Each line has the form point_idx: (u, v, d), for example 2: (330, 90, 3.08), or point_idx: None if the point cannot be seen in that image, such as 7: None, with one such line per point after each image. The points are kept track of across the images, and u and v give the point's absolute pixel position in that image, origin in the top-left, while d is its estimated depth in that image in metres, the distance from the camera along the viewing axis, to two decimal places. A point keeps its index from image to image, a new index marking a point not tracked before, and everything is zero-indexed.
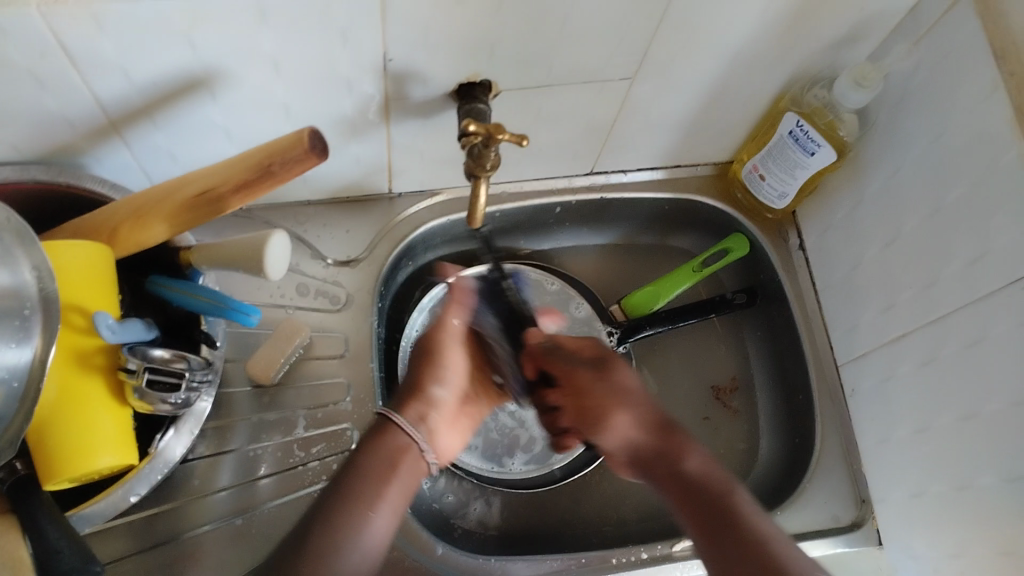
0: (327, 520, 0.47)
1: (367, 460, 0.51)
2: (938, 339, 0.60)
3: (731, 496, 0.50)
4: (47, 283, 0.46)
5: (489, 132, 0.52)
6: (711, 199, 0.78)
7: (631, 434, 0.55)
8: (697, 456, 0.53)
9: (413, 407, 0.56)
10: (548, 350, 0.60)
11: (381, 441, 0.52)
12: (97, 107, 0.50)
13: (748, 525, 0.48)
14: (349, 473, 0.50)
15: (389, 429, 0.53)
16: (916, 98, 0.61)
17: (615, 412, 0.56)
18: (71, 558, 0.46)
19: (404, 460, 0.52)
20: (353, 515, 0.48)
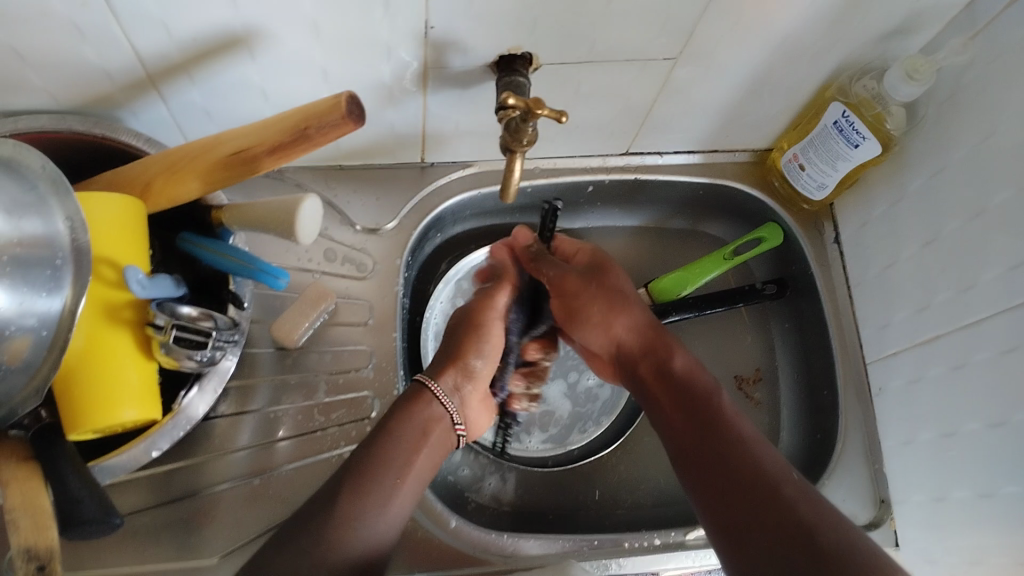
0: (358, 488, 0.50)
1: (397, 431, 0.54)
2: (972, 344, 0.59)
3: (737, 424, 0.53)
4: (79, 234, 0.45)
5: (529, 106, 0.51)
6: (747, 186, 0.77)
7: (620, 334, 0.63)
8: (683, 355, 0.59)
9: (449, 376, 0.60)
10: (539, 256, 0.67)
11: (414, 412, 0.56)
12: (136, 60, 0.50)
13: (752, 452, 0.51)
14: (383, 438, 0.54)
15: (424, 399, 0.57)
16: (967, 95, 0.59)
17: (607, 314, 0.63)
18: (92, 508, 0.47)
19: (433, 432, 0.56)
20: (386, 482, 0.51)
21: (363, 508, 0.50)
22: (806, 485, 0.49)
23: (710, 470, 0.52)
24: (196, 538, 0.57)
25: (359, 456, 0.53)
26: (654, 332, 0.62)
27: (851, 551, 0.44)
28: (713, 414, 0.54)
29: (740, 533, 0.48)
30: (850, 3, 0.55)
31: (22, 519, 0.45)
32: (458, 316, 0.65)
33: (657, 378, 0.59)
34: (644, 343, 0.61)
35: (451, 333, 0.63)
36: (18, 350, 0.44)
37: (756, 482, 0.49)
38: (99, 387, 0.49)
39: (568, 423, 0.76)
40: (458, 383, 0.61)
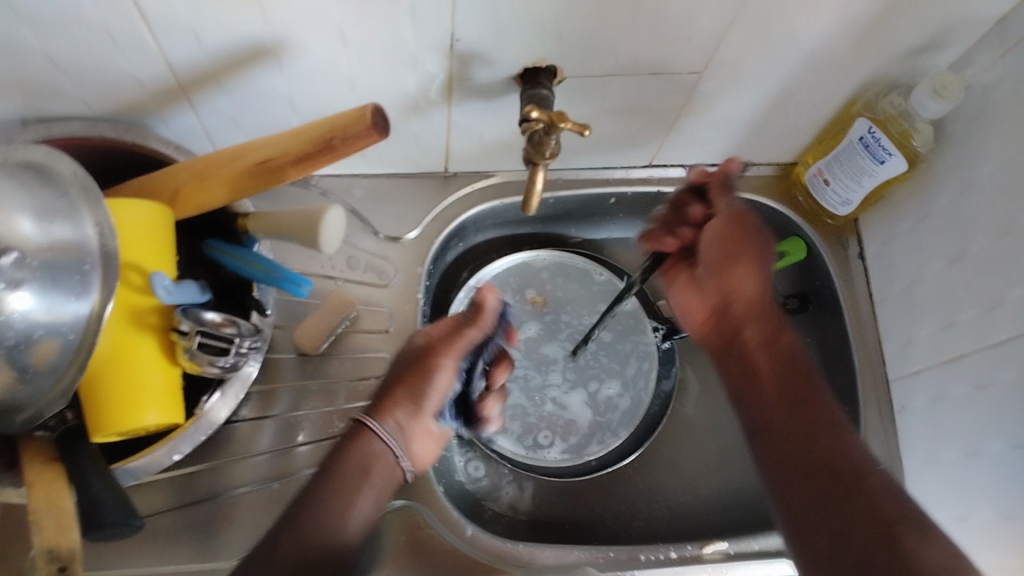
0: (303, 511, 0.50)
1: (341, 459, 0.53)
2: (997, 364, 0.58)
3: (829, 410, 0.52)
4: (108, 240, 0.46)
5: (551, 120, 0.52)
6: (770, 200, 0.77)
7: (747, 292, 0.58)
8: (789, 334, 0.57)
9: (390, 412, 0.55)
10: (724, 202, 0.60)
11: (355, 445, 0.54)
12: (167, 69, 0.51)
13: (838, 438, 0.50)
14: (330, 461, 0.53)
15: (365, 432, 0.54)
16: (996, 112, 0.59)
17: (743, 268, 0.58)
18: (114, 511, 0.49)
19: (377, 466, 0.54)
20: (335, 492, 0.51)
21: (306, 527, 0.49)
22: (888, 476, 0.48)
23: (792, 453, 0.51)
24: (215, 540, 0.57)
25: (308, 485, 0.52)
26: (768, 307, 0.58)
27: (922, 552, 0.43)
28: (806, 394, 0.53)
29: (824, 517, 0.47)
30: (877, 19, 0.55)
31: (46, 520, 0.46)
32: (401, 349, 0.60)
33: (760, 347, 0.57)
34: (761, 307, 0.58)
35: (392, 368, 0.58)
36: (46, 355, 0.45)
37: (842, 468, 0.48)
38: (125, 390, 0.49)
39: (588, 432, 0.75)
40: (402, 419, 0.56)
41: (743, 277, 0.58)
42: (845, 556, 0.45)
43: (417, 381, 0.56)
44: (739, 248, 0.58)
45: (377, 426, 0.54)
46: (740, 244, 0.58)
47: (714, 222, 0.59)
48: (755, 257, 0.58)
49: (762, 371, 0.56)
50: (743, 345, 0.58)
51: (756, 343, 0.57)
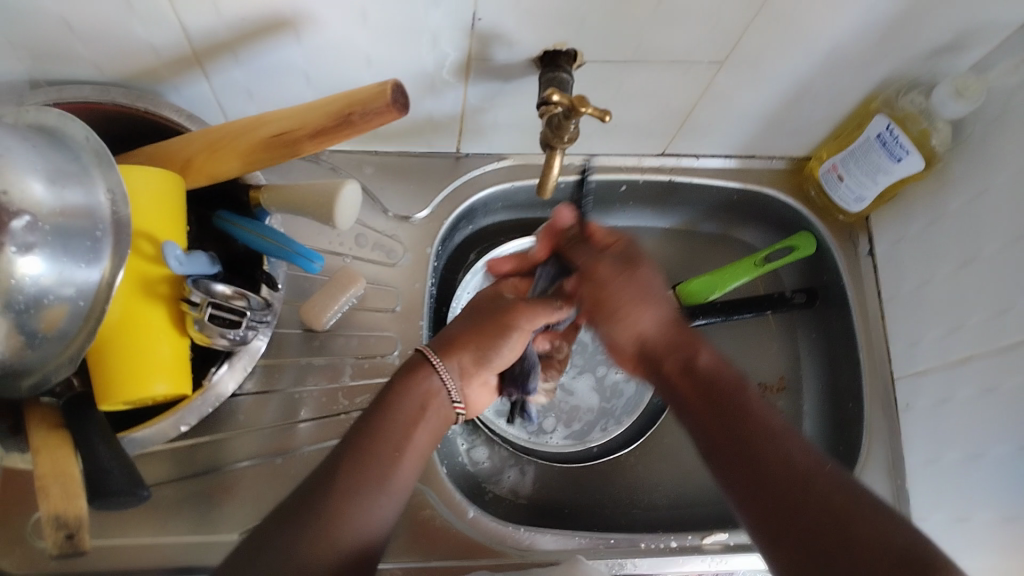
0: (346, 472, 0.47)
1: (398, 400, 0.52)
2: (1005, 368, 0.58)
3: (767, 421, 0.48)
4: (120, 207, 0.46)
5: (572, 103, 0.51)
6: (782, 194, 0.76)
7: (646, 330, 0.54)
8: (708, 353, 0.53)
9: (461, 355, 0.57)
10: (574, 236, 0.60)
11: (415, 384, 0.54)
12: (183, 38, 0.50)
13: (784, 445, 0.47)
14: (374, 426, 0.51)
15: (427, 372, 0.55)
16: (1016, 115, 0.58)
17: (638, 308, 0.53)
18: (119, 479, 0.47)
19: (431, 408, 0.54)
20: (382, 462, 0.49)
21: (353, 504, 0.46)
22: (842, 475, 0.45)
23: (741, 466, 0.47)
24: (215, 513, 0.57)
25: (354, 437, 0.50)
26: (681, 328, 0.54)
27: (891, 540, 0.41)
28: (745, 412, 0.49)
29: (788, 531, 0.44)
30: (901, 17, 0.55)
31: (53, 488, 0.46)
32: (480, 301, 0.62)
33: (680, 375, 0.52)
34: (670, 338, 0.54)
35: (469, 316, 0.60)
36: (55, 319, 0.44)
37: (791, 476, 0.45)
38: (132, 360, 0.49)
39: (591, 420, 0.76)
40: (466, 366, 0.58)
41: (635, 315, 0.54)
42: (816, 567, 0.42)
43: (495, 337, 0.58)
44: (614, 296, 0.54)
45: (443, 364, 0.56)
46: (628, 277, 0.54)
47: (578, 275, 0.58)
48: (640, 291, 0.54)
49: (692, 388, 0.51)
50: (665, 377, 0.53)
51: (671, 368, 0.53)
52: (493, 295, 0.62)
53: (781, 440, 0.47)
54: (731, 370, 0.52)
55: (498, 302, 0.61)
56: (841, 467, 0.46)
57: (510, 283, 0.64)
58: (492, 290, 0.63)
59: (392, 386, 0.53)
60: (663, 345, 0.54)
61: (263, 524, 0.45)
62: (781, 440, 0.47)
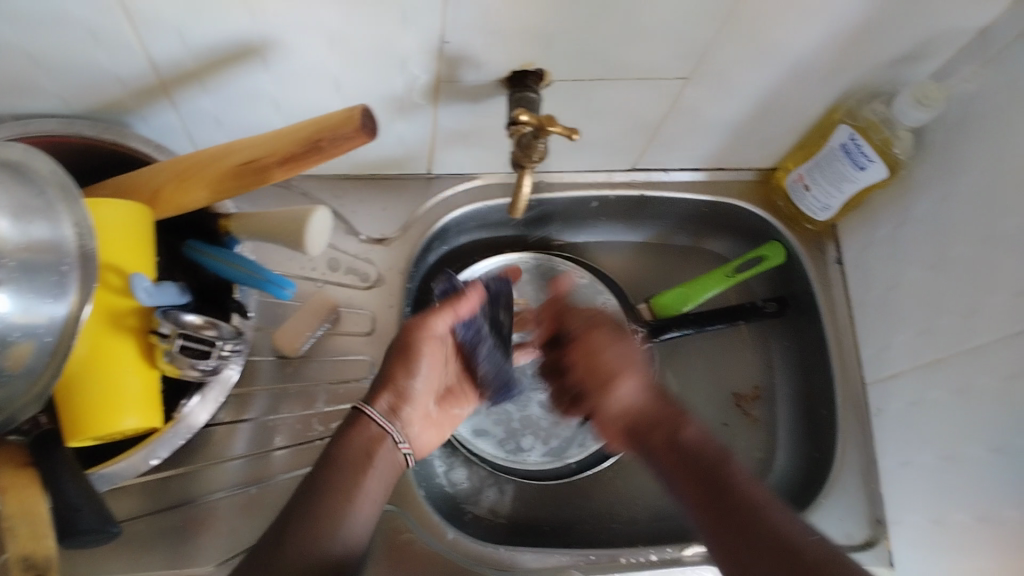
0: (305, 513, 0.50)
1: (342, 449, 0.53)
2: (973, 370, 0.59)
3: (750, 497, 0.49)
4: (87, 240, 0.45)
5: (540, 123, 0.51)
6: (751, 205, 0.77)
7: (635, 398, 0.56)
8: (694, 427, 0.54)
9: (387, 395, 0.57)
10: (563, 309, 0.63)
11: (351, 434, 0.54)
12: (149, 67, 0.49)
13: (770, 520, 0.47)
14: (322, 470, 0.52)
15: (359, 419, 0.55)
16: (975, 122, 0.60)
17: (625, 376, 0.57)
18: (90, 517, 0.47)
19: (377, 453, 0.55)
20: (331, 506, 0.51)
21: (322, 528, 0.49)
22: (831, 550, 0.46)
23: (737, 549, 0.47)
24: (190, 546, 0.56)
25: (315, 480, 0.52)
26: (665, 399, 0.56)
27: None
28: (734, 492, 0.49)
29: None
30: (862, 29, 0.56)
31: (21, 526, 0.45)
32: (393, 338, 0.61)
33: (666, 450, 0.53)
34: (654, 412, 0.56)
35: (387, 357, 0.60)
36: (21, 357, 0.43)
37: (782, 557, 0.45)
38: (100, 393, 0.48)
39: (569, 436, 0.75)
40: (395, 406, 0.58)
41: (612, 349, 0.59)
42: None
43: (405, 369, 0.58)
44: (608, 361, 0.58)
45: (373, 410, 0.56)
46: (626, 344, 0.59)
47: (577, 343, 0.61)
48: (620, 351, 0.59)
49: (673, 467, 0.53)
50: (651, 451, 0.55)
51: (649, 445, 0.55)
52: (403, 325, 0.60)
53: (776, 526, 0.47)
54: (711, 443, 0.53)
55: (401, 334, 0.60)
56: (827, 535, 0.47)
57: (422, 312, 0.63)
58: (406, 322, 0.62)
59: (345, 437, 0.54)
60: (649, 417, 0.56)
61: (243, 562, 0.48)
62: (775, 527, 0.47)
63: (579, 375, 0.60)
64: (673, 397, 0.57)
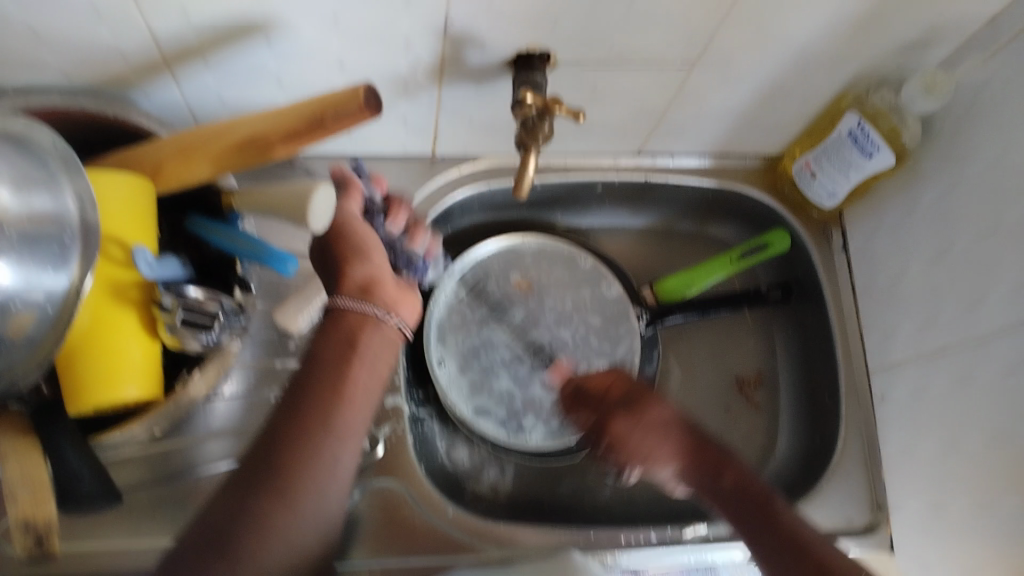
0: (297, 434, 0.49)
1: (321, 350, 0.52)
2: (977, 361, 0.59)
3: (801, 531, 0.53)
4: (87, 212, 0.46)
5: (546, 104, 0.53)
6: (757, 192, 0.77)
7: (671, 460, 0.58)
8: (732, 468, 0.58)
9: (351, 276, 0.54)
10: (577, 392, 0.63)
11: (335, 332, 0.53)
12: (153, 42, 0.50)
13: (827, 548, 0.52)
14: (298, 398, 0.50)
15: (351, 318, 0.53)
16: (984, 111, 0.59)
17: (657, 445, 0.58)
18: (91, 484, 0.49)
19: (362, 339, 0.53)
20: (298, 451, 0.48)
21: (271, 521, 0.46)
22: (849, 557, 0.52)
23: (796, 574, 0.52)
24: (192, 516, 0.57)
25: (295, 406, 0.50)
26: (698, 448, 0.59)
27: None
28: (779, 525, 0.54)
29: None
30: (870, 15, 0.55)
31: (21, 491, 0.48)
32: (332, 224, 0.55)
33: (722, 500, 0.57)
34: (694, 456, 0.58)
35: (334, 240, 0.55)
36: (22, 325, 0.44)
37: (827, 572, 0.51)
38: (103, 363, 0.49)
39: None
40: (365, 283, 0.54)
41: (663, 437, 0.58)
42: None
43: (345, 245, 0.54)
44: (634, 438, 0.58)
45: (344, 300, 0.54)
46: (638, 417, 0.59)
47: (619, 410, 0.60)
48: (655, 427, 0.59)
49: (728, 511, 0.57)
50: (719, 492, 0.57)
51: (715, 501, 0.57)
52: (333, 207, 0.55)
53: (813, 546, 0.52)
54: (757, 478, 0.57)
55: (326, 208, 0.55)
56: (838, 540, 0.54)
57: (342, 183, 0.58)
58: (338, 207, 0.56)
59: (324, 338, 0.53)
60: (693, 462, 0.58)
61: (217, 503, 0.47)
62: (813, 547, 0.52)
63: (613, 442, 0.59)
64: (706, 437, 0.59)
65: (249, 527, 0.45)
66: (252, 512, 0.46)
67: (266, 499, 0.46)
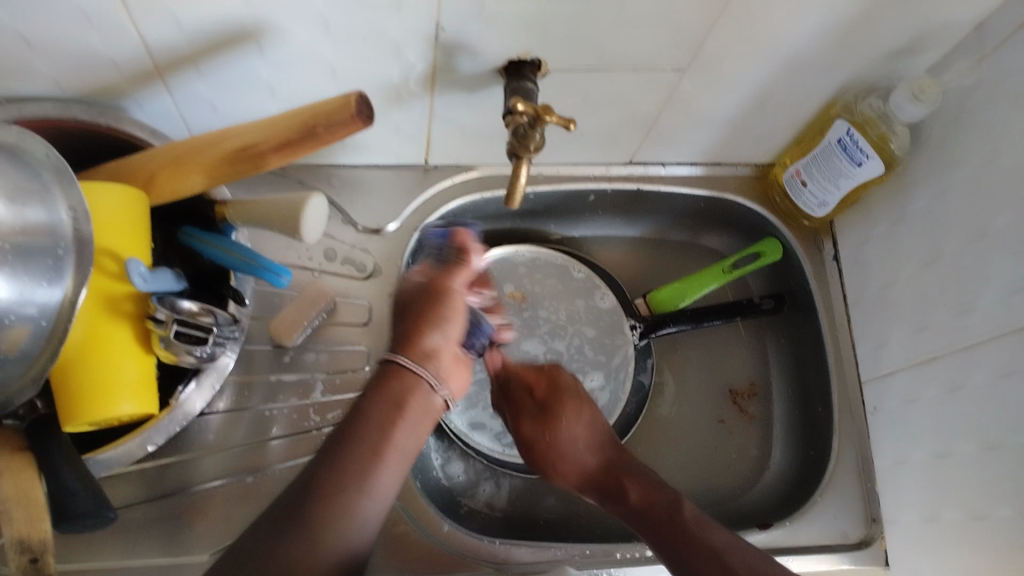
0: (325, 499, 0.45)
1: (377, 403, 0.50)
2: (967, 367, 0.60)
3: (707, 541, 0.53)
4: (81, 224, 0.46)
5: (537, 112, 0.52)
6: (748, 200, 0.77)
7: (583, 462, 0.61)
8: (636, 486, 0.59)
9: (414, 349, 0.52)
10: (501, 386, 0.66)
11: (387, 386, 0.50)
12: (145, 51, 0.50)
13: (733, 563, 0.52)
14: (338, 459, 0.47)
15: (397, 373, 0.51)
16: (971, 116, 0.60)
17: (564, 447, 0.62)
18: (85, 501, 0.46)
19: (411, 403, 0.51)
20: (340, 494, 0.46)
21: (304, 549, 0.44)
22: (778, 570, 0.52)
23: None
24: (186, 534, 0.56)
25: (328, 468, 0.47)
26: (607, 458, 0.61)
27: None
28: (688, 535, 0.54)
29: None
30: (857, 23, 0.56)
31: (17, 511, 0.45)
32: (404, 303, 0.55)
33: (619, 512, 0.59)
34: (598, 472, 0.61)
35: (403, 317, 0.54)
36: (17, 340, 0.44)
37: None
38: (97, 377, 0.48)
39: None
40: (436, 354, 0.53)
41: (569, 429, 0.62)
42: None
43: (430, 308, 0.53)
44: (544, 445, 0.62)
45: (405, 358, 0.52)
46: (552, 424, 0.63)
47: (525, 421, 0.64)
48: (563, 442, 0.62)
49: (641, 528, 0.57)
50: (623, 501, 0.59)
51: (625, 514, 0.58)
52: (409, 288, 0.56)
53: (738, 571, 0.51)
54: (664, 491, 0.58)
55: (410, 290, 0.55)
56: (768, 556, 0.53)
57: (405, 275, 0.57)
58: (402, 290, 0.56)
59: (372, 394, 0.50)
60: (597, 477, 0.60)
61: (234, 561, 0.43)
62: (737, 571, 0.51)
63: (528, 447, 0.64)
64: (616, 449, 0.62)
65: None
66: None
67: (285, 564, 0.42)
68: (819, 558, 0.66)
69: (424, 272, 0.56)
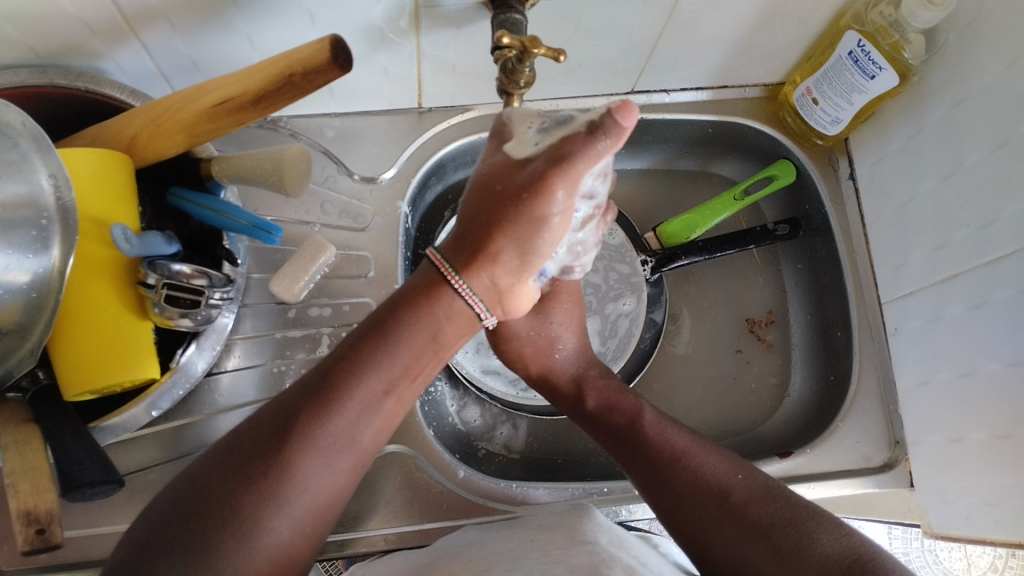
0: (306, 436, 0.44)
1: (400, 325, 0.47)
2: (990, 282, 0.57)
3: (668, 443, 0.55)
4: (63, 193, 0.45)
5: (524, 45, 0.48)
6: (757, 123, 0.75)
7: (565, 341, 0.63)
8: (595, 391, 0.61)
9: (484, 270, 0.48)
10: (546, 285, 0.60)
11: (429, 308, 0.48)
12: (113, 8, 0.48)
13: (694, 467, 0.53)
14: (342, 386, 0.45)
15: (442, 291, 0.48)
16: (991, 19, 0.56)
17: (565, 333, 0.62)
18: (92, 470, 0.45)
19: (444, 332, 0.49)
20: (353, 408, 0.45)
21: (291, 482, 0.43)
22: (754, 483, 0.52)
23: (672, 501, 0.53)
24: None
25: (313, 403, 0.45)
26: (592, 361, 0.64)
27: (819, 548, 0.47)
28: (650, 444, 0.55)
29: (715, 542, 0.50)
30: None
31: (22, 482, 0.45)
32: (492, 182, 0.45)
33: (577, 418, 0.62)
34: (577, 376, 0.62)
35: (485, 209, 0.45)
36: (9, 315, 0.44)
37: (705, 492, 0.52)
38: (96, 345, 0.48)
39: None
40: (495, 277, 0.48)
41: (557, 334, 0.62)
42: (725, 550, 0.49)
43: (527, 228, 0.44)
44: (563, 316, 0.62)
45: (463, 284, 0.48)
46: (569, 304, 0.62)
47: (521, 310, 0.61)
48: (552, 337, 0.62)
49: (595, 429, 0.60)
50: (586, 413, 0.61)
51: (568, 410, 0.62)
52: (502, 168, 0.45)
53: (688, 465, 0.53)
54: (626, 398, 0.60)
55: (512, 183, 0.44)
56: (748, 473, 0.53)
57: (513, 124, 0.47)
58: (489, 153, 0.47)
59: (405, 294, 0.48)
60: (569, 381, 0.62)
61: (221, 468, 0.43)
62: (687, 466, 0.53)
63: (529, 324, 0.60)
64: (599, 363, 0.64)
65: (242, 517, 0.42)
66: (244, 503, 0.42)
67: (262, 487, 0.42)
68: (841, 483, 0.66)
69: (538, 157, 0.43)
